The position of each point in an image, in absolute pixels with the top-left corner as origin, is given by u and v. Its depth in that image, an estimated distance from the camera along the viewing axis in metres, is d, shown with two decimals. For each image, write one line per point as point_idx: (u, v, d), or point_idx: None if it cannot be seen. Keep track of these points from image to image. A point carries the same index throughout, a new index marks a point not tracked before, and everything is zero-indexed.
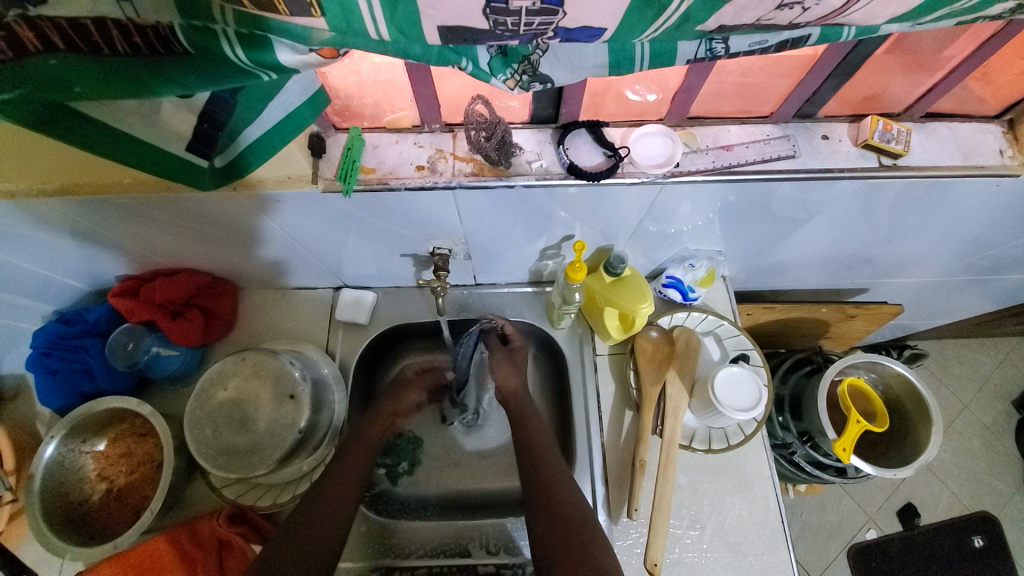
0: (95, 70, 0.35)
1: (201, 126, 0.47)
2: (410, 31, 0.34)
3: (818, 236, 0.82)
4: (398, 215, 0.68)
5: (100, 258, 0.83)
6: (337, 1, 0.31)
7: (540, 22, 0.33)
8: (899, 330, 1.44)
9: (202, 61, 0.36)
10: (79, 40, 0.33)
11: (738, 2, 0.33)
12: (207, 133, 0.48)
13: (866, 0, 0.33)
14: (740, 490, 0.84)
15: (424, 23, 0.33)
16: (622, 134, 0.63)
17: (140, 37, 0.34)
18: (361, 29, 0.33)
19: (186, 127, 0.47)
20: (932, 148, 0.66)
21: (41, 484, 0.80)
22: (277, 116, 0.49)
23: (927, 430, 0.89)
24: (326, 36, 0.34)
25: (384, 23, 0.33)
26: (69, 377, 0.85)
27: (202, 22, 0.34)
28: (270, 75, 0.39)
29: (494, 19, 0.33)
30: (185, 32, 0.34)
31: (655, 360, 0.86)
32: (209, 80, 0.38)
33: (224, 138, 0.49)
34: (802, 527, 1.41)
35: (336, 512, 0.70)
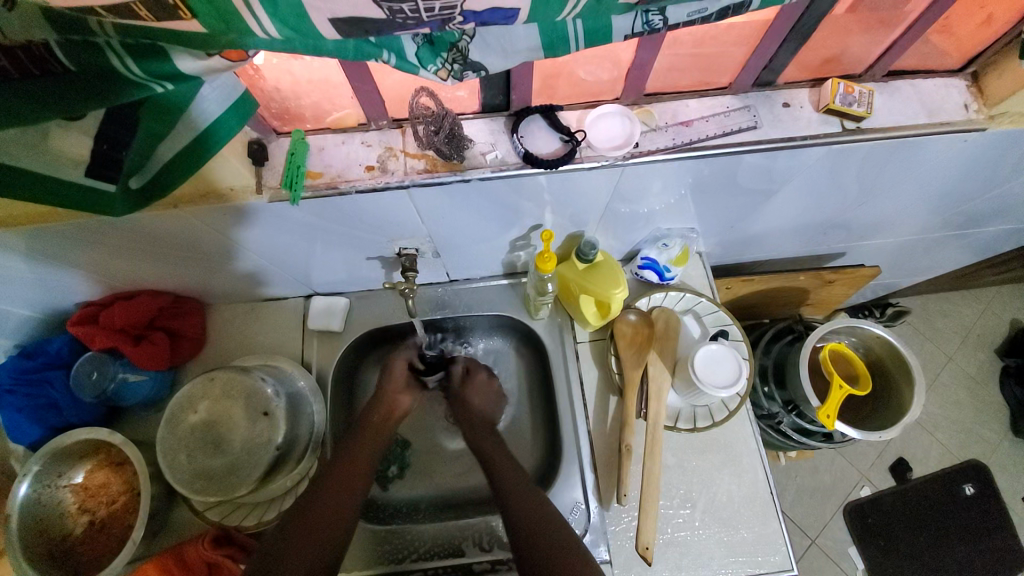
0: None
1: (99, 148, 0.43)
2: (297, 25, 0.33)
3: (791, 204, 0.80)
4: (357, 219, 0.66)
5: (51, 286, 0.79)
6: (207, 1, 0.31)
7: (441, 7, 0.32)
8: (881, 289, 1.45)
9: (86, 79, 0.35)
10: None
11: None
12: (109, 155, 0.44)
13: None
14: (729, 465, 0.84)
15: (312, 17, 0.32)
16: (578, 117, 0.61)
17: (8, 60, 0.33)
18: (243, 27, 0.33)
19: (80, 151, 0.44)
20: (895, 107, 0.64)
21: (19, 523, 0.77)
22: (184, 139, 0.46)
23: (909, 390, 0.90)
24: (221, 40, 0.34)
25: (268, 19, 0.32)
26: (35, 413, 0.82)
27: (81, 38, 0.33)
28: (166, 87, 0.38)
29: (388, 7, 0.31)
30: (63, 48, 0.33)
31: (635, 344, 0.85)
32: (95, 99, 0.36)
33: (132, 158, 0.45)
34: (798, 491, 1.43)
35: (340, 498, 0.68)
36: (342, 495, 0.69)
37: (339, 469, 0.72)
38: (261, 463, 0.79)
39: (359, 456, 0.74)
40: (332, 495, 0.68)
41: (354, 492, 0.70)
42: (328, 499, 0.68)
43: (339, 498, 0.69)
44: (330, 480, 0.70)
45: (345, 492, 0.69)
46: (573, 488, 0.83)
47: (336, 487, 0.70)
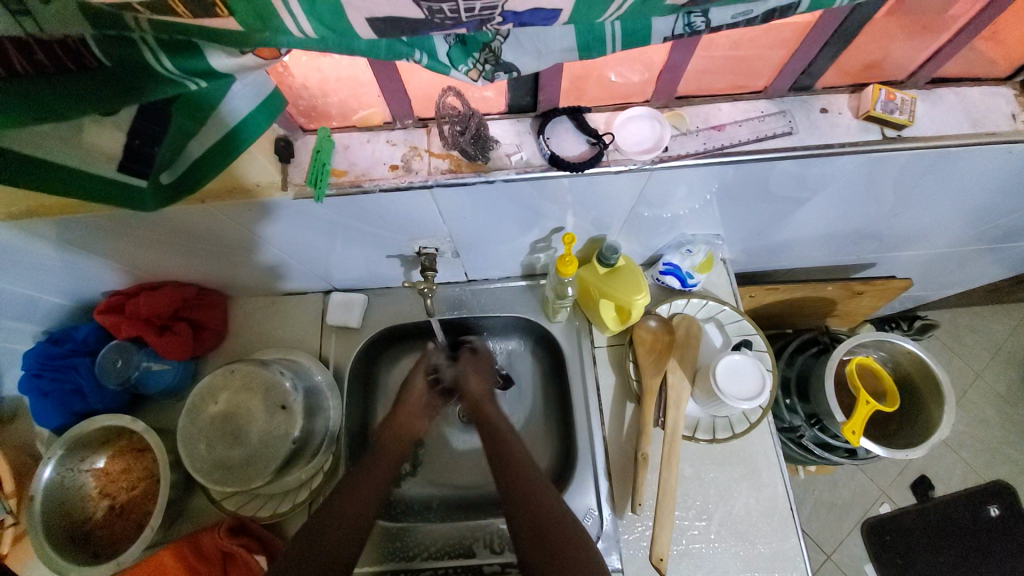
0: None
1: (131, 143, 0.43)
2: (332, 22, 0.32)
3: (822, 213, 0.78)
4: (379, 217, 0.66)
5: (83, 275, 0.81)
6: None
7: (482, 7, 0.31)
8: (909, 301, 1.40)
9: (120, 74, 0.35)
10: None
11: None
12: (141, 151, 0.44)
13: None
14: (747, 478, 0.82)
15: (348, 14, 0.31)
16: (606, 119, 0.60)
17: (44, 54, 0.33)
18: (277, 24, 0.32)
19: (114, 146, 0.43)
20: (938, 116, 0.61)
21: (42, 505, 0.79)
22: (214, 135, 0.47)
23: (938, 408, 0.87)
24: (255, 39, 0.34)
25: (303, 17, 0.32)
26: (61, 398, 0.84)
27: (117, 32, 0.33)
28: (199, 85, 0.38)
29: (427, 7, 0.31)
30: (99, 42, 0.33)
31: (654, 351, 0.84)
32: (129, 93, 0.36)
33: (163, 153, 0.45)
34: (814, 504, 1.39)
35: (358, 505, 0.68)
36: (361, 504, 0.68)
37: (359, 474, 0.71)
38: (278, 456, 0.79)
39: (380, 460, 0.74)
40: (352, 501, 0.68)
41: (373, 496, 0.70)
42: (348, 492, 0.69)
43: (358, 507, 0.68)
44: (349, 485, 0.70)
45: (363, 501, 0.69)
46: (586, 495, 0.82)
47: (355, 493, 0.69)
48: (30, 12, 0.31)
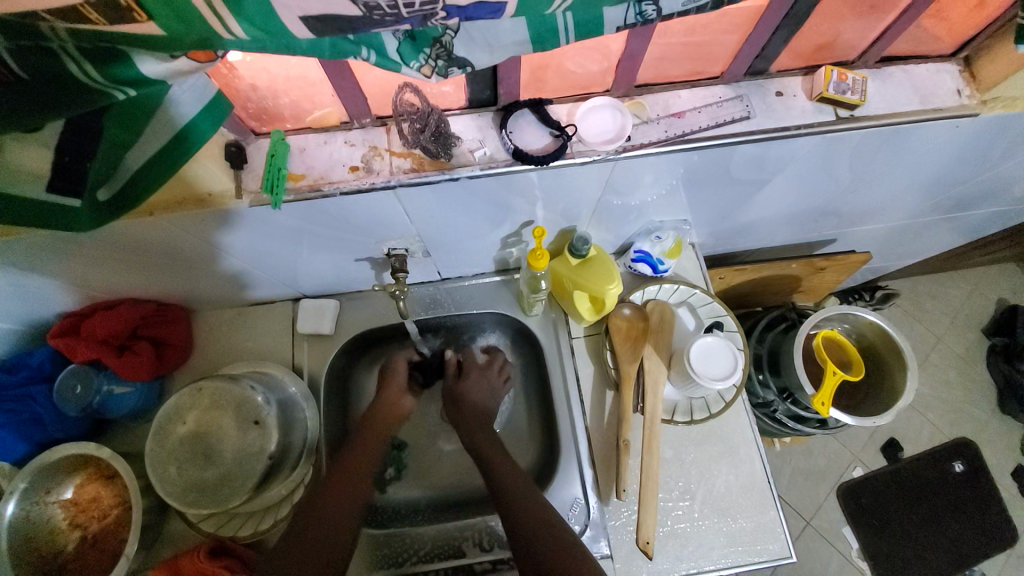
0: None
1: (60, 160, 0.40)
2: (265, 24, 0.31)
3: (784, 193, 0.79)
4: (343, 221, 0.64)
5: (30, 299, 0.76)
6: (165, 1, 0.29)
7: (421, 2, 0.30)
8: (871, 273, 1.45)
9: (40, 89, 0.33)
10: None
11: None
12: (70, 168, 0.41)
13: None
14: (726, 456, 0.84)
15: (280, 14, 0.30)
16: (568, 110, 0.59)
17: None
18: (208, 29, 0.31)
19: (39, 164, 0.40)
20: (889, 95, 0.63)
21: (7, 541, 0.75)
22: (156, 143, 0.44)
23: (902, 374, 0.91)
24: (184, 40, 0.32)
25: (233, 20, 0.30)
26: (18, 429, 0.79)
27: (33, 43, 0.30)
28: (129, 92, 0.36)
29: (363, 3, 0.30)
30: (14, 56, 0.30)
31: (630, 338, 0.84)
32: (56, 108, 0.34)
33: (98, 168, 0.42)
34: (791, 473, 1.45)
35: (341, 511, 0.68)
36: (341, 513, 0.67)
37: (339, 480, 0.70)
38: (255, 472, 0.77)
39: (361, 463, 0.73)
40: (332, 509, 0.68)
41: (355, 502, 0.69)
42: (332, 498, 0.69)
43: (338, 512, 0.67)
44: (327, 493, 0.69)
45: (346, 506, 0.68)
46: (571, 485, 0.83)
47: (336, 498, 0.69)
48: None
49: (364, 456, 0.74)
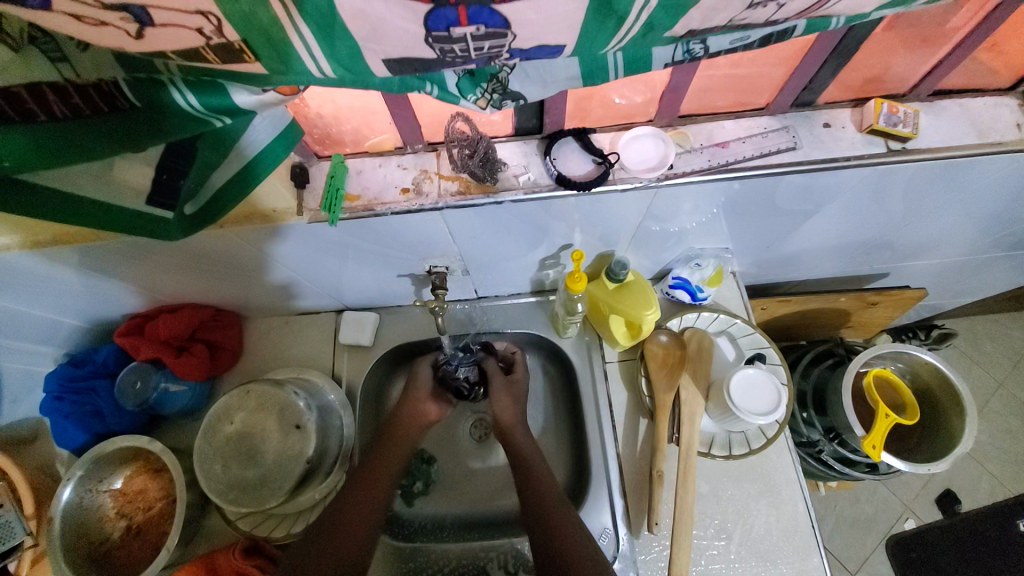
0: (27, 139, 0.35)
1: (159, 178, 0.45)
2: (352, 65, 0.33)
3: (831, 225, 0.78)
4: (391, 238, 0.68)
5: (106, 299, 0.83)
6: (267, 44, 0.30)
7: (490, 46, 0.32)
8: (927, 310, 1.37)
9: (149, 114, 0.37)
10: (10, 108, 0.34)
11: (704, 5, 0.31)
12: (168, 185, 0.46)
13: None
14: (766, 495, 0.81)
15: (366, 56, 0.32)
16: (611, 140, 0.61)
17: (80, 98, 0.35)
18: (303, 68, 0.33)
19: (142, 181, 0.45)
20: (943, 128, 0.62)
21: (60, 527, 0.79)
22: (233, 168, 0.48)
23: (960, 419, 0.85)
24: (275, 78, 0.34)
25: (324, 60, 0.32)
26: (80, 420, 0.85)
27: (147, 75, 0.35)
28: (224, 120, 0.40)
29: (438, 48, 0.32)
30: (131, 85, 0.35)
31: (666, 366, 0.84)
32: (157, 134, 0.39)
33: (188, 186, 0.47)
34: (836, 522, 1.35)
35: (363, 511, 0.69)
36: (362, 519, 0.68)
37: (364, 484, 0.71)
38: (292, 475, 0.79)
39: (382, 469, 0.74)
40: (361, 504, 0.69)
41: (376, 504, 0.70)
42: (356, 496, 0.70)
43: (360, 512, 0.69)
44: (351, 494, 0.70)
45: (366, 512, 0.69)
46: (601, 514, 0.80)
47: (360, 496, 0.70)
48: (66, 58, 0.34)
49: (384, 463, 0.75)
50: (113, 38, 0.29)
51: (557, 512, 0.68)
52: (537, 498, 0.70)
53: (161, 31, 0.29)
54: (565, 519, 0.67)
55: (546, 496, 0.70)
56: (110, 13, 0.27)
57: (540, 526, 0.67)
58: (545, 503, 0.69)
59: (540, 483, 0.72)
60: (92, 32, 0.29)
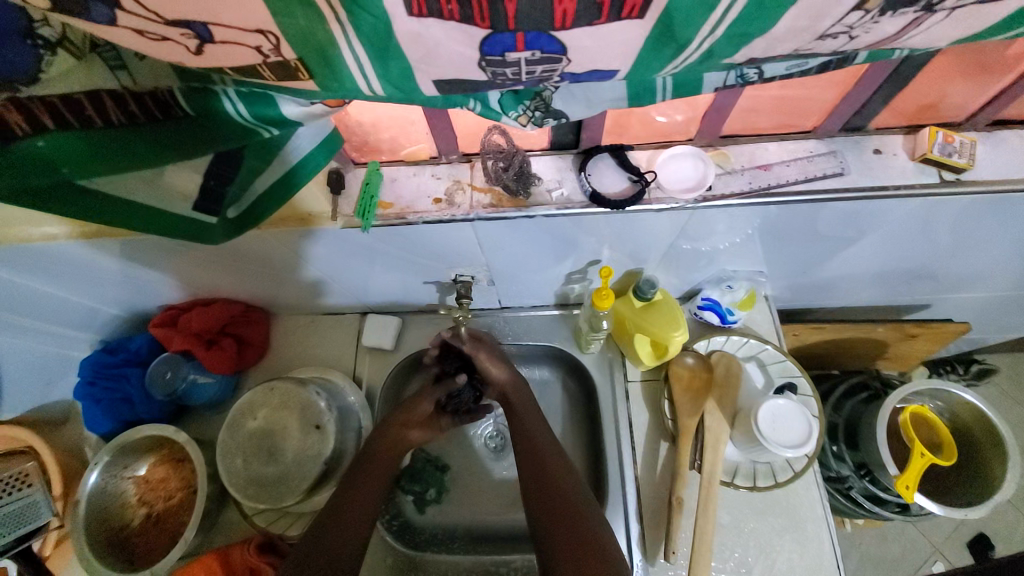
0: (85, 143, 0.37)
1: (206, 183, 0.45)
2: (404, 85, 0.33)
3: (873, 253, 0.75)
4: (421, 246, 0.68)
5: (144, 290, 0.86)
6: (324, 63, 0.31)
7: (543, 70, 0.32)
8: (968, 344, 1.30)
9: (201, 122, 0.39)
10: (69, 115, 0.36)
11: (771, 36, 0.30)
12: (214, 190, 0.47)
13: (926, 25, 0.30)
14: (791, 531, 0.77)
15: (417, 76, 0.32)
16: (648, 157, 0.60)
17: (137, 106, 0.37)
18: (354, 86, 0.33)
19: (189, 186, 0.45)
20: (1003, 159, 0.59)
21: (86, 509, 0.82)
22: (275, 175, 0.49)
23: (1002, 465, 0.80)
24: (323, 93, 0.35)
25: (376, 79, 0.32)
26: (111, 406, 0.88)
27: (201, 85, 0.36)
28: (272, 131, 0.42)
29: (491, 71, 0.32)
30: (184, 94, 0.37)
31: (692, 389, 0.81)
32: (205, 143, 0.40)
33: (232, 192, 0.48)
34: (860, 559, 1.27)
35: (358, 517, 0.68)
36: (358, 524, 0.67)
37: (359, 486, 0.71)
38: (309, 475, 0.81)
39: (379, 472, 0.73)
40: (355, 508, 0.69)
41: (369, 510, 0.69)
42: (355, 500, 0.69)
43: (356, 520, 0.68)
44: (346, 499, 0.69)
45: (362, 517, 0.68)
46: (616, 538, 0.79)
47: (357, 498, 0.70)
48: (127, 67, 0.36)
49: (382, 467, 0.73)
50: (175, 53, 0.30)
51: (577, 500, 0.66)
52: (560, 495, 0.66)
53: (221, 47, 0.29)
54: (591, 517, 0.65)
55: (569, 490, 0.67)
56: (173, 29, 0.28)
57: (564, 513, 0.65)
58: (569, 502, 0.66)
59: (564, 473, 0.69)
60: (153, 46, 0.29)
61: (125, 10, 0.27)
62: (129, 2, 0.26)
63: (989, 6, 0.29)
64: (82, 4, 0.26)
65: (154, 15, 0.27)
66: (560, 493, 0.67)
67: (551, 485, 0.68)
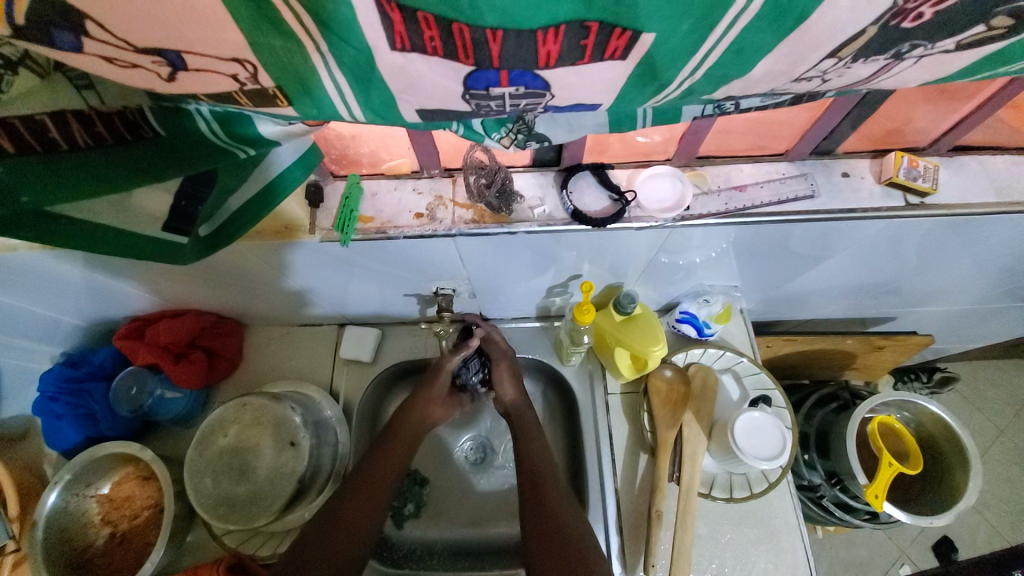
0: (46, 169, 0.34)
1: (177, 205, 0.43)
2: (385, 112, 0.33)
3: (843, 269, 0.77)
4: (400, 259, 0.67)
5: (109, 300, 0.82)
6: (303, 89, 0.30)
7: (526, 103, 0.32)
8: (931, 353, 1.36)
9: (173, 143, 0.37)
10: (32, 138, 0.33)
11: (749, 77, 0.31)
12: (185, 212, 0.44)
13: (896, 70, 0.31)
14: (766, 541, 0.79)
15: (399, 105, 0.32)
16: (628, 175, 0.61)
17: (103, 126, 0.35)
18: (332, 112, 0.32)
19: (160, 208, 0.43)
20: (962, 183, 0.62)
21: (44, 532, 0.78)
22: (252, 189, 0.47)
23: (963, 474, 0.84)
24: (296, 117, 0.34)
25: (358, 106, 0.32)
26: (73, 422, 0.84)
27: (172, 104, 0.35)
28: (247, 152, 0.40)
29: (475, 102, 0.32)
30: (155, 113, 0.35)
31: (670, 402, 0.82)
32: (180, 163, 0.38)
33: (206, 210, 0.45)
34: (830, 563, 1.31)
35: (360, 525, 0.66)
36: (357, 530, 0.65)
37: (350, 497, 0.68)
38: (283, 494, 0.78)
39: (383, 471, 0.71)
40: (352, 516, 0.66)
41: (368, 523, 0.67)
42: (351, 508, 0.67)
43: (348, 531, 0.65)
44: (339, 509, 0.67)
45: (359, 526, 0.66)
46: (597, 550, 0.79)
47: (358, 503, 0.68)
48: (94, 86, 0.33)
49: (384, 469, 0.72)
50: (144, 80, 0.29)
51: (555, 491, 0.68)
52: (547, 498, 0.67)
53: (196, 75, 0.29)
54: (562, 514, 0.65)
55: (552, 493, 0.67)
56: (144, 56, 0.27)
57: (537, 513, 0.65)
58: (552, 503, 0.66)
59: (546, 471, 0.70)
60: (120, 72, 0.28)
61: (93, 37, 0.26)
62: (96, 29, 0.25)
63: (954, 55, 0.30)
64: (44, 30, 0.25)
65: (125, 43, 0.26)
66: (545, 493, 0.67)
67: (535, 485, 0.68)
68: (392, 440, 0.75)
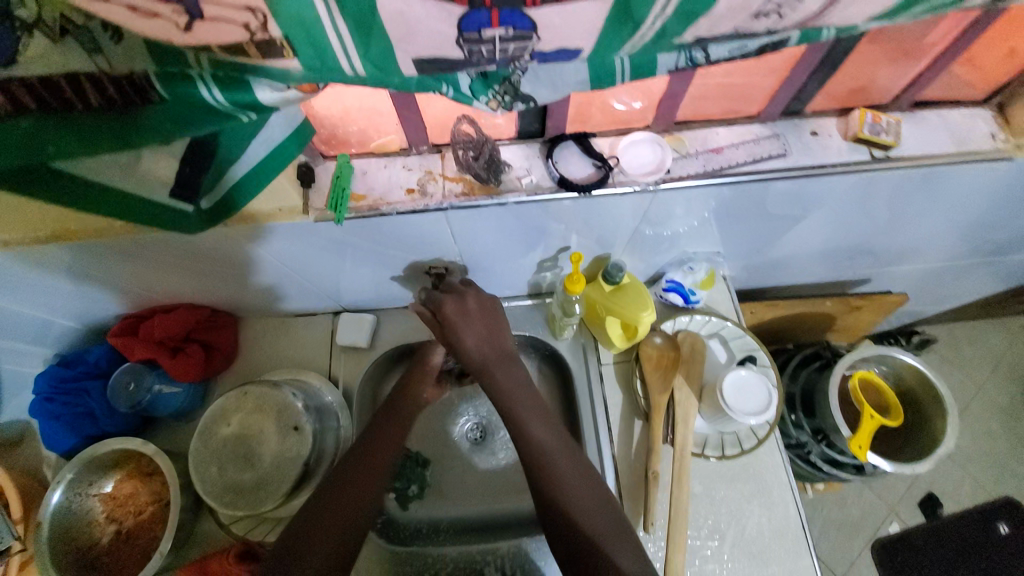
0: (69, 125, 0.38)
1: (182, 170, 0.47)
2: (384, 64, 0.36)
3: (819, 230, 0.81)
4: (390, 238, 0.68)
5: (99, 299, 0.82)
6: (309, 40, 0.33)
7: (515, 48, 0.35)
8: (909, 316, 1.41)
9: (177, 107, 0.38)
10: (50, 96, 0.37)
11: (714, 14, 0.35)
12: (190, 178, 0.48)
13: (843, 6, 0.35)
14: (758, 496, 0.83)
15: (397, 56, 0.35)
16: (610, 143, 0.63)
17: (113, 90, 0.37)
18: (335, 64, 0.35)
19: (168, 173, 0.47)
20: (924, 137, 0.65)
21: (49, 530, 0.78)
22: (257, 155, 0.49)
23: (941, 420, 0.88)
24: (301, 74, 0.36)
25: (357, 57, 0.35)
26: (74, 421, 0.84)
27: (178, 68, 0.36)
28: (250, 115, 0.41)
29: (468, 48, 0.35)
30: (160, 77, 0.36)
31: (661, 367, 0.85)
32: (184, 125, 0.40)
33: (208, 180, 0.49)
34: (823, 523, 1.37)
35: (357, 507, 0.67)
36: (354, 509, 0.67)
37: (355, 477, 0.69)
38: (288, 479, 0.79)
39: (382, 452, 0.72)
40: (349, 497, 0.67)
41: (369, 502, 0.68)
42: (353, 489, 0.68)
43: (354, 510, 0.67)
44: (347, 481, 0.69)
45: (357, 506, 0.67)
46: None
47: (356, 482, 0.69)
48: (102, 50, 0.35)
49: (382, 450, 0.72)
50: (160, 30, 0.32)
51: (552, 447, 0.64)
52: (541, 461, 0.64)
53: (210, 24, 0.32)
54: (564, 468, 0.64)
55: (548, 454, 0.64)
56: (164, 5, 0.30)
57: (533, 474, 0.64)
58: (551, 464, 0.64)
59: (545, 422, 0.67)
60: None
61: None
62: None
63: None
64: None
65: None
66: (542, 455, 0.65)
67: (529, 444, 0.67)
68: (389, 424, 0.75)
